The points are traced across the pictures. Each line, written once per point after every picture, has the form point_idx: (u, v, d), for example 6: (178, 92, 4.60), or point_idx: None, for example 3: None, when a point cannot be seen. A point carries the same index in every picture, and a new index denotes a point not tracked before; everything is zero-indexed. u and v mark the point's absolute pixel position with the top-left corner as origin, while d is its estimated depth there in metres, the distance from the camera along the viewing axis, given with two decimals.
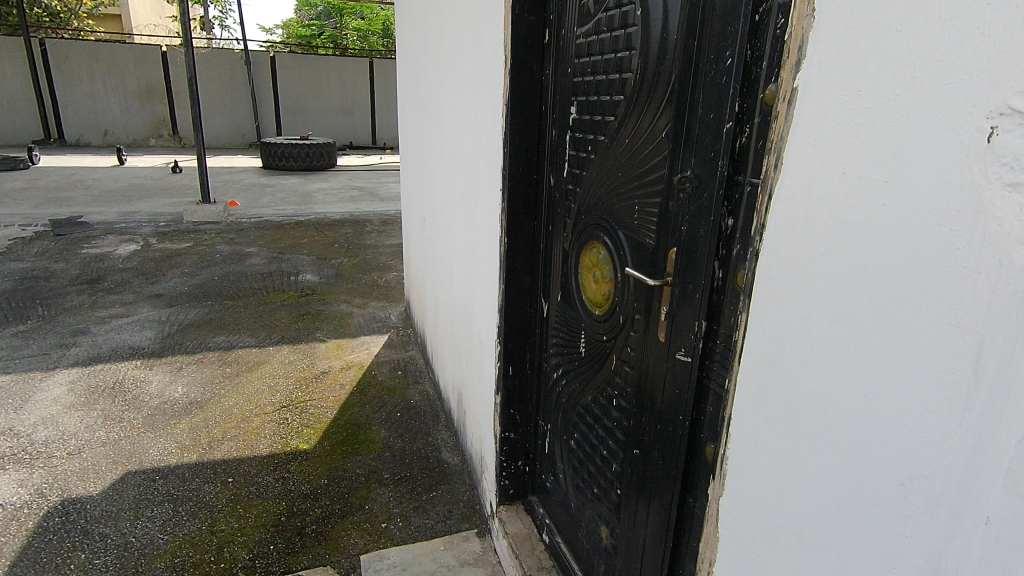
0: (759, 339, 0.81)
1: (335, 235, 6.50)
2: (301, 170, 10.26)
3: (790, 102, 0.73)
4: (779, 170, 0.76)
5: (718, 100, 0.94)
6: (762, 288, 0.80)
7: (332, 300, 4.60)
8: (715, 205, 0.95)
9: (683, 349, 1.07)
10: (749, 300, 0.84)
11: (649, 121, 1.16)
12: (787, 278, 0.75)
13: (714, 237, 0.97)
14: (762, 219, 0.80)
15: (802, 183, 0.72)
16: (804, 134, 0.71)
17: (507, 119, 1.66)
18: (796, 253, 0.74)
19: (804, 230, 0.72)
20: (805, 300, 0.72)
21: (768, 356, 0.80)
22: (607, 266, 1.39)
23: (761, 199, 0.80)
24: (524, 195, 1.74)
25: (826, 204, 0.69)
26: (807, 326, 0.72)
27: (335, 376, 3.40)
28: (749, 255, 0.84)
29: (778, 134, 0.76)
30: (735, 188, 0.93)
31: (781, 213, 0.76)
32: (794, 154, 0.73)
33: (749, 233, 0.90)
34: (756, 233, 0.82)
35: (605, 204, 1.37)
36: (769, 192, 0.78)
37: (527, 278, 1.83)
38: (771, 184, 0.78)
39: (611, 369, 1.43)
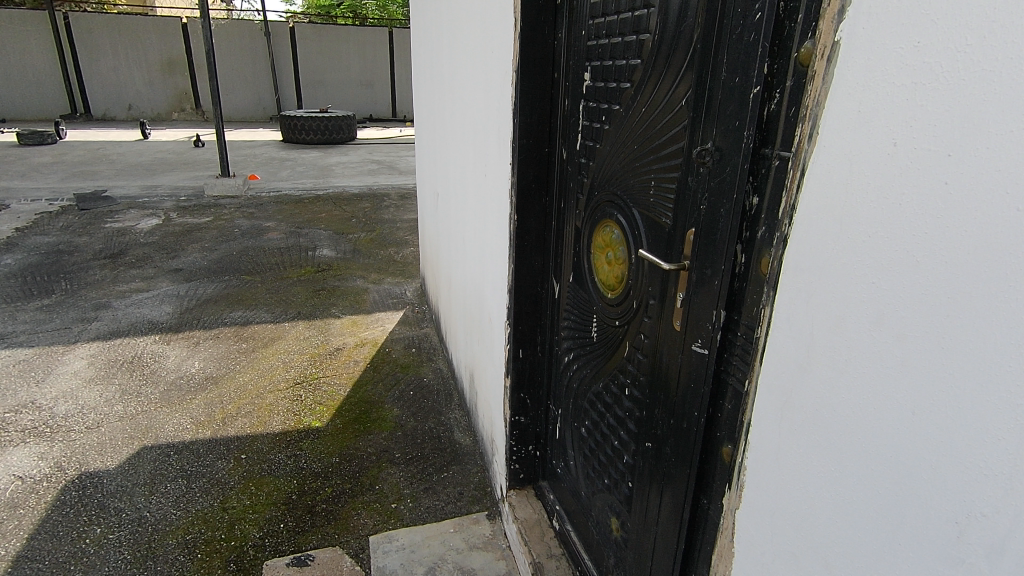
0: (785, 339, 0.72)
1: (353, 210, 6.48)
2: (321, 143, 10.21)
3: (829, 59, 0.63)
4: (814, 142, 0.65)
5: (736, 63, 0.83)
6: (791, 281, 0.70)
7: (348, 276, 4.58)
8: (738, 181, 0.84)
9: (700, 341, 0.98)
10: (774, 292, 0.74)
11: (669, 86, 1.06)
12: (819, 266, 0.66)
13: (736, 217, 0.86)
14: (791, 199, 0.70)
15: (843, 159, 0.62)
16: (850, 94, 0.60)
17: (516, 88, 1.55)
18: (833, 240, 0.63)
19: (841, 208, 0.62)
20: (843, 296, 0.63)
21: (796, 357, 0.70)
22: (621, 247, 1.31)
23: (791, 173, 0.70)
24: (535, 168, 1.64)
25: (871, 183, 0.58)
26: (843, 326, 0.63)
27: (349, 353, 3.39)
28: (775, 242, 0.74)
29: (815, 95, 0.65)
30: (761, 162, 0.82)
31: (816, 193, 0.65)
32: (835, 123, 0.62)
33: (776, 214, 0.79)
34: (785, 214, 0.71)
35: (619, 179, 1.28)
36: (800, 165, 0.67)
37: (538, 257, 1.75)
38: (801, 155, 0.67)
39: (623, 356, 1.35)
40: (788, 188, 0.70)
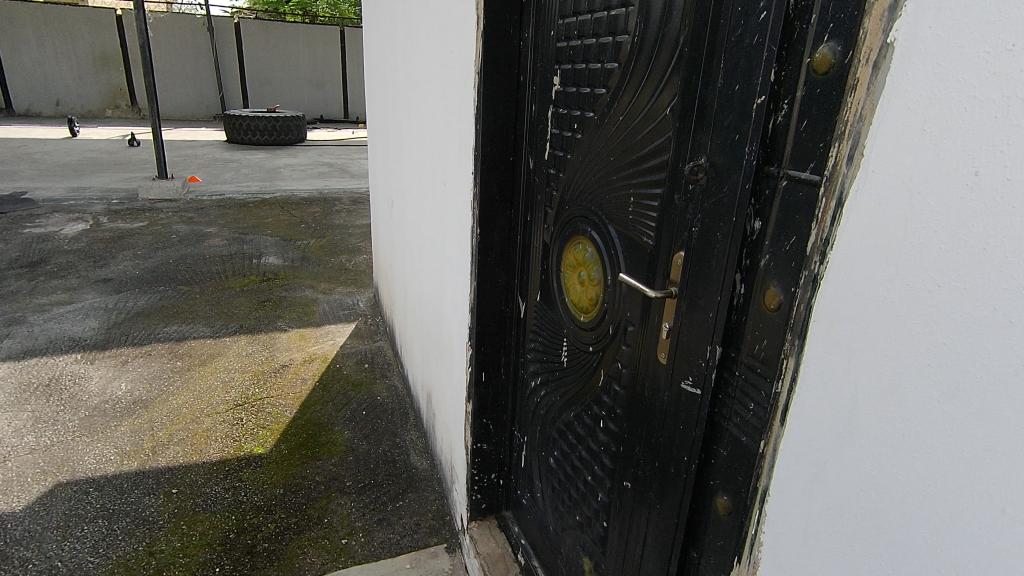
0: (823, 393, 0.62)
1: (302, 214, 6.19)
2: (267, 144, 9.79)
3: (878, 66, 0.54)
4: (859, 166, 0.56)
5: (735, 68, 0.73)
6: (829, 326, 0.60)
7: (296, 285, 4.33)
8: (740, 203, 0.74)
9: (690, 378, 0.87)
10: (804, 343, 0.64)
11: (652, 94, 0.96)
12: (866, 313, 0.56)
13: (735, 242, 0.76)
14: (824, 230, 0.60)
15: (903, 186, 0.52)
16: (912, 109, 0.51)
17: (478, 91, 1.42)
18: (886, 282, 0.54)
19: (897, 246, 0.53)
20: (903, 350, 0.53)
21: (836, 415, 0.60)
22: (595, 266, 1.20)
23: (825, 200, 0.60)
24: (499, 179, 1.51)
25: (943, 218, 0.48)
26: (902, 385, 0.53)
27: (296, 370, 3.17)
28: (803, 280, 0.64)
29: (858, 107, 0.56)
30: (764, 182, 0.71)
31: (863, 226, 0.56)
32: (892, 143, 0.53)
33: (783, 242, 0.69)
34: (816, 247, 0.62)
35: (593, 194, 1.17)
36: (839, 191, 0.58)
37: (502, 273, 1.62)
38: (842, 179, 0.58)
39: (598, 385, 1.25)
40: (821, 217, 0.61)
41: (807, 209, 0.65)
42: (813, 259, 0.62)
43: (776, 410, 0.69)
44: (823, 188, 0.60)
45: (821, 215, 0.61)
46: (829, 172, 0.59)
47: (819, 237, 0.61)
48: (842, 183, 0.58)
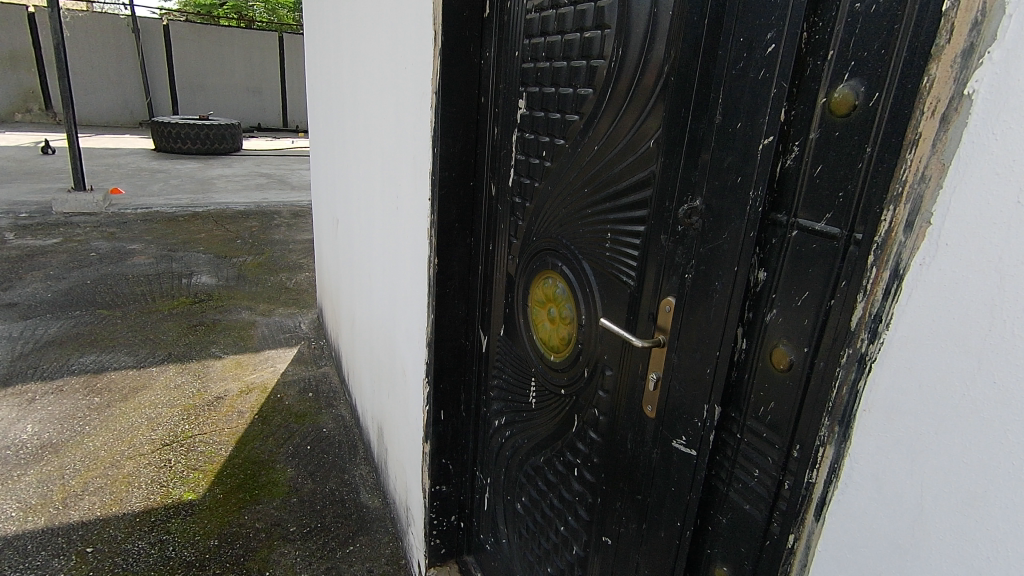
0: (879, 493, 0.53)
1: (237, 229, 5.84)
2: (199, 153, 9.27)
3: (949, 120, 0.45)
4: (923, 235, 0.47)
5: (737, 104, 0.67)
6: (888, 417, 0.51)
7: (231, 307, 4.05)
8: (744, 252, 0.67)
9: (684, 437, 0.79)
10: (850, 433, 0.55)
11: (633, 124, 0.89)
12: (934, 408, 0.47)
13: (739, 295, 0.69)
14: (875, 305, 0.51)
15: (989, 266, 0.43)
16: (1002, 176, 0.41)
17: (435, 112, 1.31)
18: (966, 376, 0.45)
19: (978, 336, 0.44)
20: (993, 459, 0.44)
21: (897, 519, 0.52)
22: (567, 303, 1.12)
23: (871, 268, 0.52)
24: (458, 205, 1.41)
25: None
26: (992, 500, 0.44)
27: (231, 402, 2.93)
28: (844, 360, 0.55)
29: (919, 166, 0.47)
30: (771, 231, 0.65)
31: (934, 306, 0.47)
32: (972, 213, 0.43)
33: (795, 297, 0.63)
34: (858, 321, 0.53)
35: (565, 226, 1.10)
36: (899, 263, 0.49)
37: (462, 305, 1.52)
38: (898, 249, 0.49)
39: (571, 430, 1.16)
40: (865, 285, 0.52)
41: (824, 263, 0.59)
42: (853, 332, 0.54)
43: (809, 506, 0.60)
44: (872, 255, 0.52)
45: (866, 284, 0.52)
46: (880, 238, 0.51)
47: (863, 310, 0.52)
48: (902, 254, 0.49)
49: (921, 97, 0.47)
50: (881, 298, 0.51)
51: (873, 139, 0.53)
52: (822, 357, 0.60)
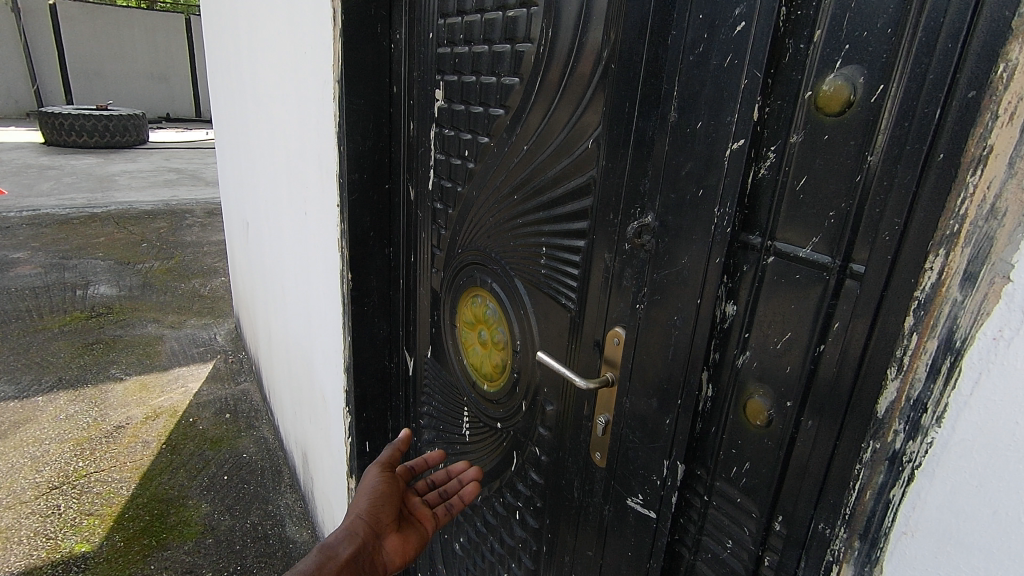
0: None
1: (142, 231, 5.32)
2: (98, 147, 8.44)
3: None
4: (996, 294, 0.36)
5: (696, 96, 0.55)
6: (941, 521, 0.40)
7: (135, 320, 3.65)
8: (710, 281, 0.55)
9: (641, 495, 0.67)
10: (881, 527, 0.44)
11: (567, 121, 0.75)
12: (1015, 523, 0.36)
13: (705, 335, 0.56)
14: (921, 384, 0.40)
15: None
16: None
17: (339, 106, 1.13)
18: None
19: None
20: None
21: None
22: (499, 325, 0.98)
23: (907, 330, 0.40)
24: (373, 211, 1.23)
25: None
26: None
27: (134, 431, 2.62)
28: (869, 448, 0.44)
29: (988, 197, 0.35)
30: (740, 257, 0.53)
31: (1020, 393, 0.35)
32: None
33: (776, 338, 0.51)
34: (895, 399, 0.41)
35: (495, 238, 0.95)
36: (960, 332, 0.38)
37: (384, 323, 1.35)
38: (954, 310, 0.38)
39: (511, 467, 1.02)
40: (904, 351, 0.41)
41: (810, 299, 0.48)
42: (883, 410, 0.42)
43: None
44: (910, 316, 0.40)
45: (903, 351, 0.41)
46: (922, 295, 0.39)
47: (898, 383, 0.41)
48: (963, 320, 0.37)
49: (973, 94, 0.36)
50: (929, 374, 0.39)
51: (877, 142, 0.42)
52: (815, 420, 0.48)
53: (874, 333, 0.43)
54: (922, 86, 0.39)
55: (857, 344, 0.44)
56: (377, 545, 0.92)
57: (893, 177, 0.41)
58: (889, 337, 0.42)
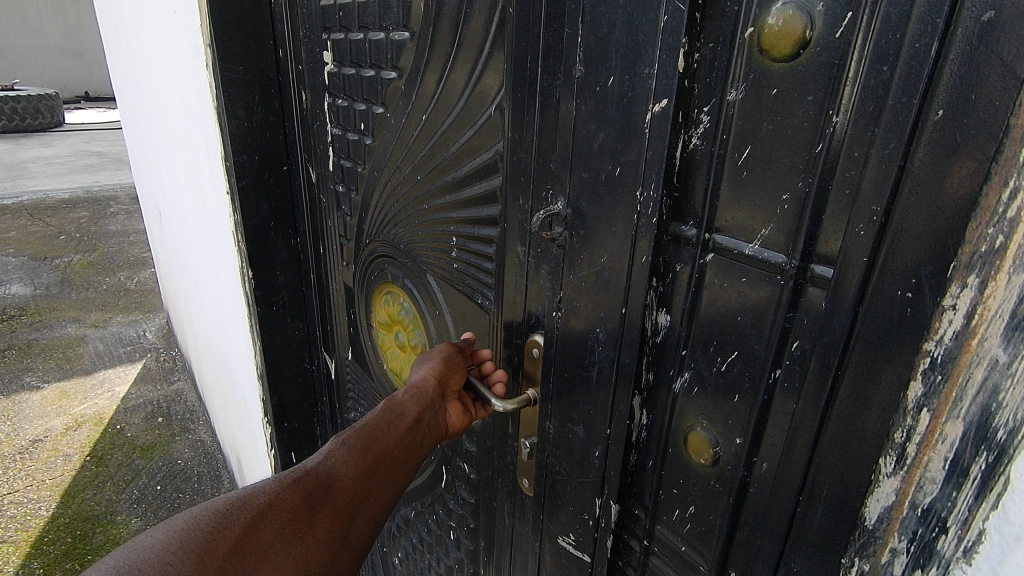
0: None
1: (60, 222, 4.89)
2: (7, 131, 7.73)
3: None
4: None
5: (607, 42, 0.42)
6: None
7: (54, 321, 3.35)
8: (640, 287, 0.43)
9: (573, 534, 0.56)
10: None
11: (466, 84, 0.61)
12: None
13: (634, 353, 0.44)
14: (937, 485, 0.29)
15: None
16: None
17: (214, 75, 0.95)
18: None
19: None
20: None
21: None
22: (415, 327, 0.85)
23: (908, 381, 0.29)
24: (270, 197, 1.06)
25: None
26: None
27: (54, 444, 2.40)
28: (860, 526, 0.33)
29: None
30: (672, 255, 0.42)
31: None
32: None
33: (724, 361, 0.39)
34: (897, 498, 0.31)
35: (401, 226, 0.81)
36: (1003, 417, 0.26)
37: (298, 322, 1.19)
38: (995, 377, 0.26)
39: (441, 482, 0.91)
40: (907, 402, 0.30)
41: (761, 309, 0.37)
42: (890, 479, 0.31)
43: None
44: (918, 376, 0.29)
45: (903, 399, 0.30)
46: (940, 351, 0.28)
47: (896, 442, 0.30)
48: (1010, 397, 0.25)
49: (989, 17, 0.24)
50: (949, 472, 0.28)
51: (849, 97, 0.30)
52: (770, 463, 0.37)
53: (851, 365, 0.31)
54: (910, 9, 0.27)
55: (825, 374, 0.33)
56: (445, 405, 0.64)
57: (870, 146, 0.29)
58: (876, 367, 0.30)
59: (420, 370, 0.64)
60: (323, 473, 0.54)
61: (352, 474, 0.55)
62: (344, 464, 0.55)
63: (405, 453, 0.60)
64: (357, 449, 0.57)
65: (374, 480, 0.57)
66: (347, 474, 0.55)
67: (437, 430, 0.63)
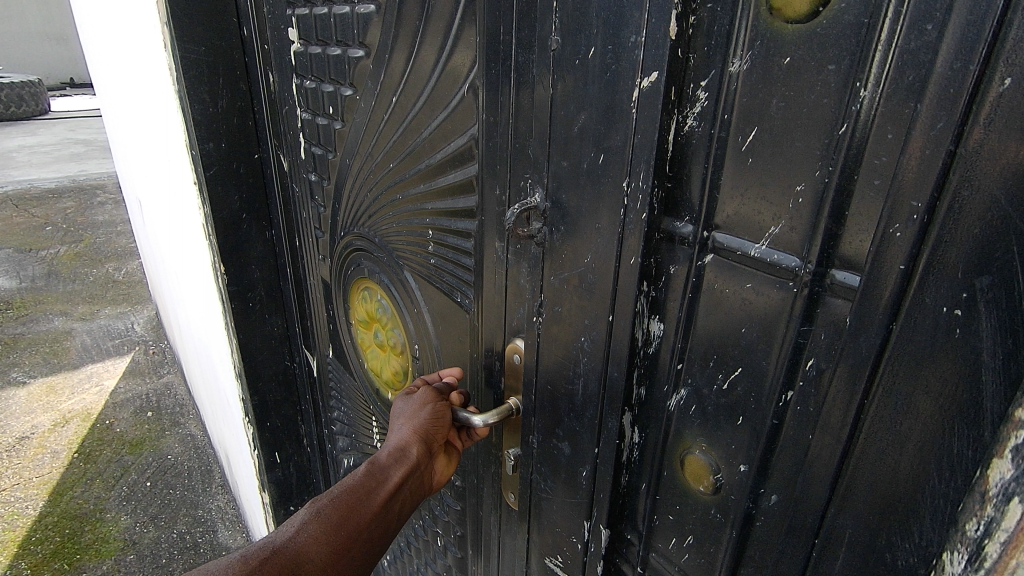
0: None
1: (46, 213, 4.80)
2: None
3: None
4: None
5: (586, 7, 0.36)
6: None
7: (40, 315, 3.29)
8: (631, 295, 0.38)
9: (560, 557, 0.52)
10: None
11: (437, 60, 0.55)
12: None
13: (622, 367, 0.40)
14: None
15: None
16: None
17: (173, 55, 0.88)
18: None
19: None
20: None
21: None
22: (393, 325, 0.79)
23: (984, 442, 0.26)
24: (241, 187, 1.00)
25: None
26: None
27: (41, 441, 2.35)
28: None
29: None
30: (665, 256, 0.37)
31: None
32: None
33: (728, 379, 0.35)
34: None
35: (376, 217, 0.75)
36: None
37: (277, 318, 1.14)
38: None
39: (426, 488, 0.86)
40: (980, 458, 0.26)
41: (768, 322, 0.32)
42: (939, 541, 0.28)
43: None
44: (1009, 455, 0.24)
45: (965, 449, 0.26)
46: None
47: (946, 492, 0.27)
48: None
49: None
50: None
51: (887, 67, 0.25)
52: (780, 496, 0.33)
53: (877, 395, 0.28)
54: None
55: (847, 400, 0.29)
56: (429, 464, 0.59)
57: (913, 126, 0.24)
58: (917, 402, 0.27)
59: (403, 427, 0.58)
60: (292, 554, 0.49)
61: (324, 556, 0.50)
62: (315, 544, 0.50)
63: (380, 526, 0.55)
64: (332, 523, 0.52)
65: (348, 558, 0.52)
66: (318, 554, 0.50)
67: (422, 492, 0.59)
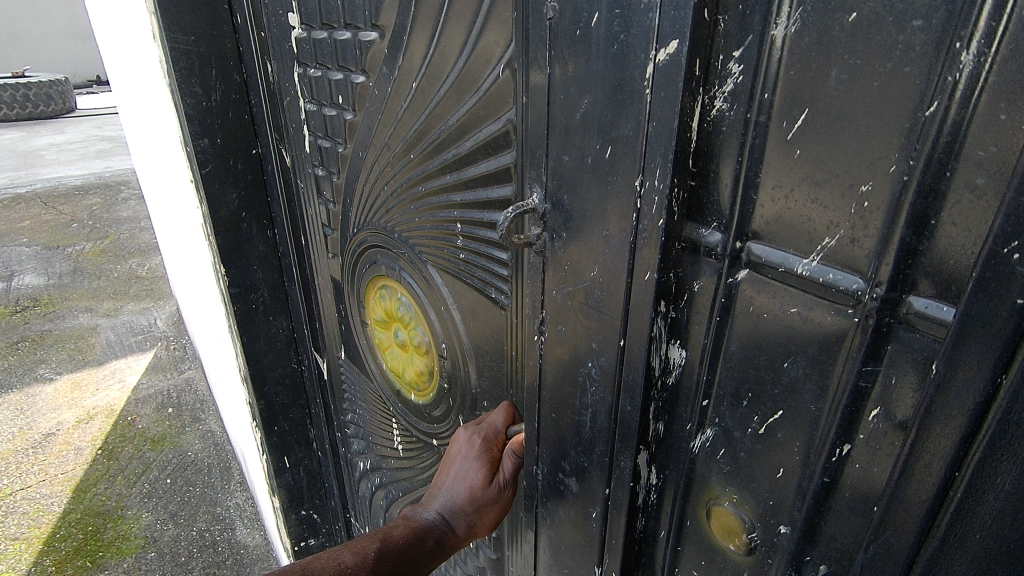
0: None
1: (72, 210, 4.87)
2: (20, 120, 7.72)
3: None
4: None
5: None
6: None
7: (65, 311, 3.34)
8: (648, 317, 0.33)
9: None
10: None
11: (465, 41, 0.49)
12: None
13: (637, 400, 0.35)
14: None
15: None
16: None
17: (162, 46, 0.83)
18: None
19: None
20: None
21: None
22: (418, 324, 0.74)
23: None
24: (237, 185, 0.95)
25: None
26: None
27: (66, 437, 2.38)
28: None
29: None
30: (689, 274, 0.32)
31: None
32: None
33: (771, 431, 0.31)
34: None
35: (394, 212, 0.69)
36: None
37: (281, 321, 1.10)
38: None
39: None
40: None
41: (822, 355, 0.28)
42: None
43: None
44: None
45: None
46: None
47: None
48: None
49: None
50: None
51: (1007, 16, 0.19)
52: (829, 567, 0.30)
53: (973, 469, 0.23)
54: None
55: (930, 465, 0.24)
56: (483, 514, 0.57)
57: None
58: None
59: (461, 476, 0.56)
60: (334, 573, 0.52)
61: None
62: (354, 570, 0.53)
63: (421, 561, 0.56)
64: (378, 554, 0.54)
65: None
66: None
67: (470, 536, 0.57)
